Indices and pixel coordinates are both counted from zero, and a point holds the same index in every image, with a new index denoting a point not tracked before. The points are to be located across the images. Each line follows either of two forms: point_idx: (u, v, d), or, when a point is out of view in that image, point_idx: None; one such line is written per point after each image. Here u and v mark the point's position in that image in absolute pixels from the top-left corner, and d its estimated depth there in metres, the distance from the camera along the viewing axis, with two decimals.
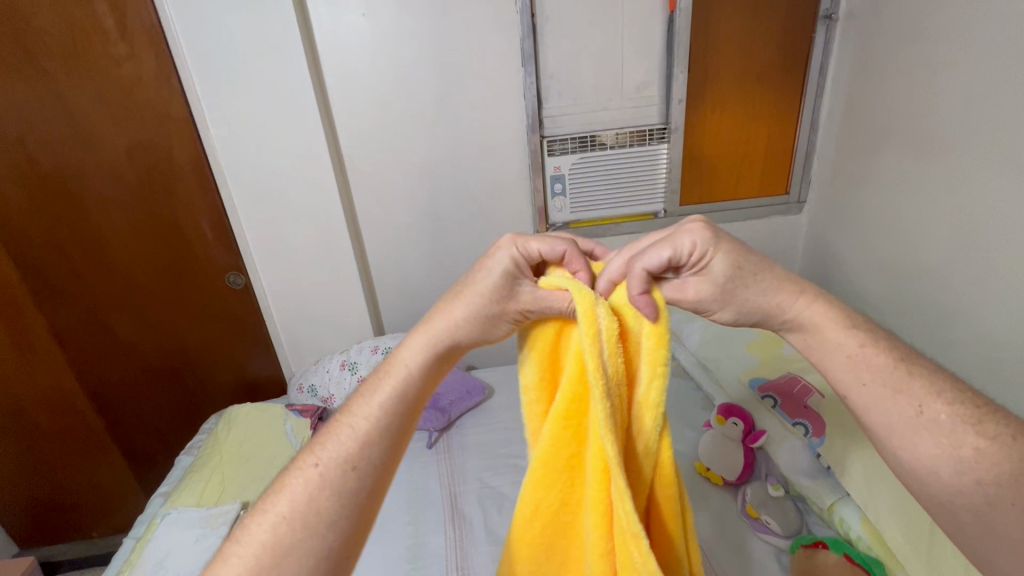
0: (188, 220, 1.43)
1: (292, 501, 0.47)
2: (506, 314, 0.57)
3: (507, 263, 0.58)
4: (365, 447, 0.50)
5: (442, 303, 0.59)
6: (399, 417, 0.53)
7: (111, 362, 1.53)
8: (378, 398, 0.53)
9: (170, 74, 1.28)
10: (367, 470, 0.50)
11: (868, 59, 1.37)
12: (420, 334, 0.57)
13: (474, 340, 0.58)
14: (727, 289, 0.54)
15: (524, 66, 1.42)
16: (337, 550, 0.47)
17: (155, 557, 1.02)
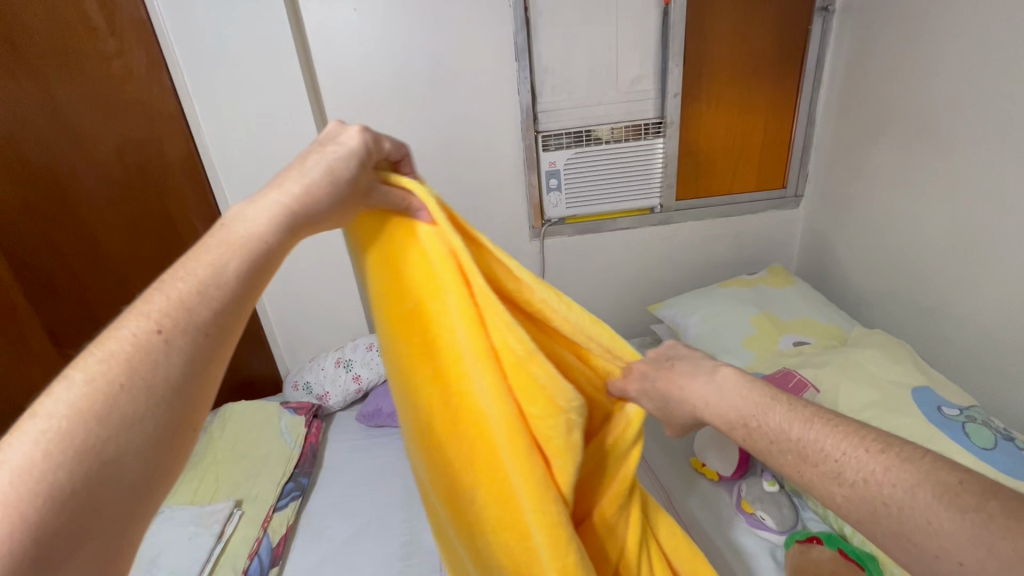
0: (180, 216, 1.47)
1: (115, 373, 0.36)
2: (358, 196, 0.56)
3: (357, 145, 0.57)
4: (215, 314, 0.41)
5: (286, 172, 0.52)
6: (259, 278, 0.46)
7: None
8: (222, 262, 0.43)
9: (162, 72, 1.34)
10: (217, 338, 0.41)
11: (866, 51, 1.35)
12: (263, 198, 0.49)
13: (330, 214, 0.53)
14: (667, 420, 0.66)
15: (518, 61, 1.40)
16: (177, 428, 0.37)
17: (149, 554, 1.01)
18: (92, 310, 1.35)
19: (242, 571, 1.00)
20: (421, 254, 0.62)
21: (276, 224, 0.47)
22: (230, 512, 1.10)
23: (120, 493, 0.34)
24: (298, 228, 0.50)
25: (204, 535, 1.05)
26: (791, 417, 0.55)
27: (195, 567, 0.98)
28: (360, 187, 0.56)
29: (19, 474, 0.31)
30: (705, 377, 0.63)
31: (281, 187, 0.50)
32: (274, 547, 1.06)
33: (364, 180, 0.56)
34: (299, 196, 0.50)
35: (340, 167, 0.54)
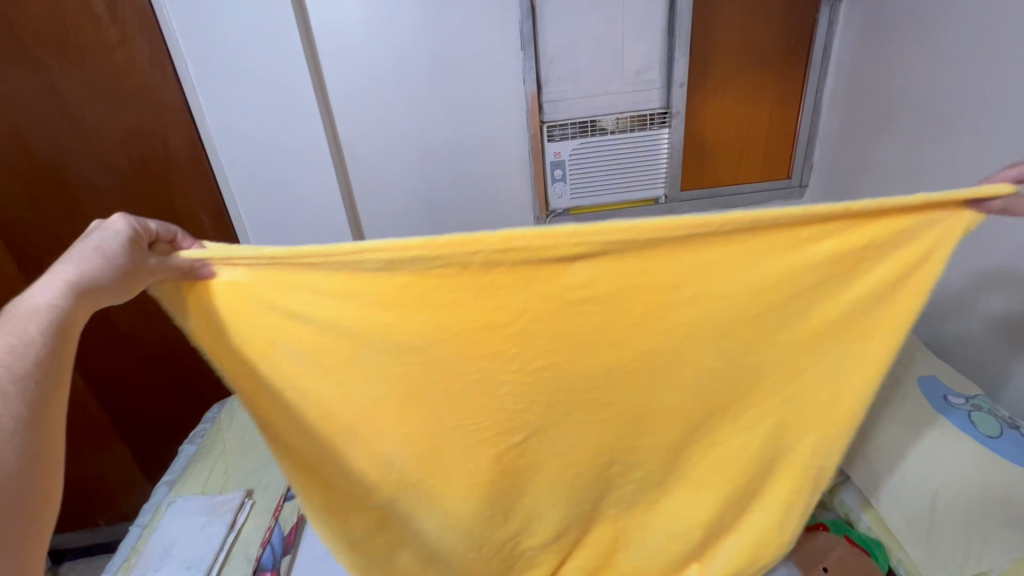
0: (184, 207, 1.43)
1: None
2: (137, 274, 0.59)
3: (124, 237, 0.59)
4: (36, 367, 0.47)
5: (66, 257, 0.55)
6: (69, 333, 0.52)
7: (113, 353, 1.53)
8: (26, 334, 0.48)
9: (164, 61, 1.27)
10: (45, 386, 0.47)
11: (873, 40, 1.34)
12: (49, 279, 0.53)
13: (116, 291, 0.57)
14: (1007, 203, 0.62)
15: (523, 50, 1.39)
16: (27, 463, 0.43)
17: (162, 544, 1.04)
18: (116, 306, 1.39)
19: (254, 560, 1.01)
20: (267, 298, 0.66)
21: (77, 302, 0.53)
22: (242, 501, 1.11)
23: None
24: (92, 301, 0.54)
25: (217, 524, 1.07)
26: None
27: (208, 557, 1.01)
28: (138, 267, 0.59)
29: None
30: None
31: (66, 272, 0.54)
32: (285, 536, 1.06)
33: (137, 255, 0.59)
34: (90, 278, 0.54)
35: (114, 250, 0.57)
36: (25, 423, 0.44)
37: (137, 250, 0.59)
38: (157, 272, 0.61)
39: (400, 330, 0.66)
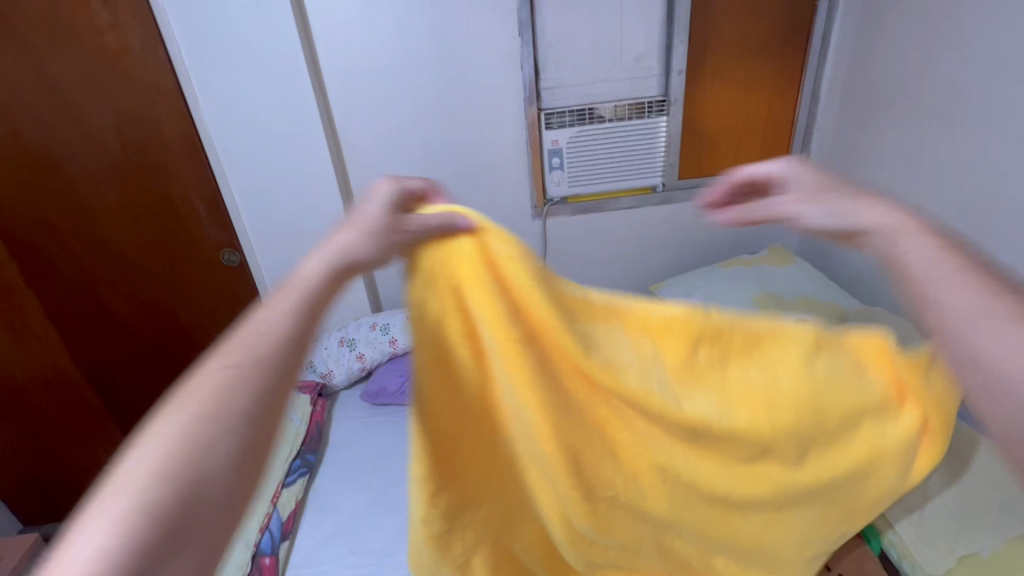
0: (178, 194, 1.41)
1: (198, 400, 0.34)
2: (392, 236, 0.50)
3: (389, 195, 0.52)
4: (285, 347, 0.39)
5: (330, 230, 0.49)
6: (322, 310, 0.44)
7: (110, 339, 1.54)
8: (282, 308, 0.41)
9: (156, 46, 1.25)
10: (289, 369, 0.39)
11: (873, 28, 1.33)
12: (314, 251, 0.46)
13: (373, 264, 0.48)
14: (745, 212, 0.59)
15: (521, 35, 1.38)
16: (257, 455, 0.35)
17: None
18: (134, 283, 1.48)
19: (253, 545, 1.03)
20: (461, 318, 0.54)
21: (336, 275, 0.45)
22: None
23: (208, 522, 0.31)
24: (348, 277, 0.47)
25: None
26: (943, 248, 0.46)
27: None
28: (394, 228, 0.50)
29: (114, 500, 0.29)
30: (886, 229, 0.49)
31: (331, 244, 0.47)
32: (284, 522, 1.08)
33: (391, 218, 0.50)
34: (348, 249, 0.47)
35: (368, 217, 0.50)
36: (267, 414, 0.36)
37: (389, 212, 0.51)
38: (413, 237, 0.51)
39: (598, 387, 0.54)
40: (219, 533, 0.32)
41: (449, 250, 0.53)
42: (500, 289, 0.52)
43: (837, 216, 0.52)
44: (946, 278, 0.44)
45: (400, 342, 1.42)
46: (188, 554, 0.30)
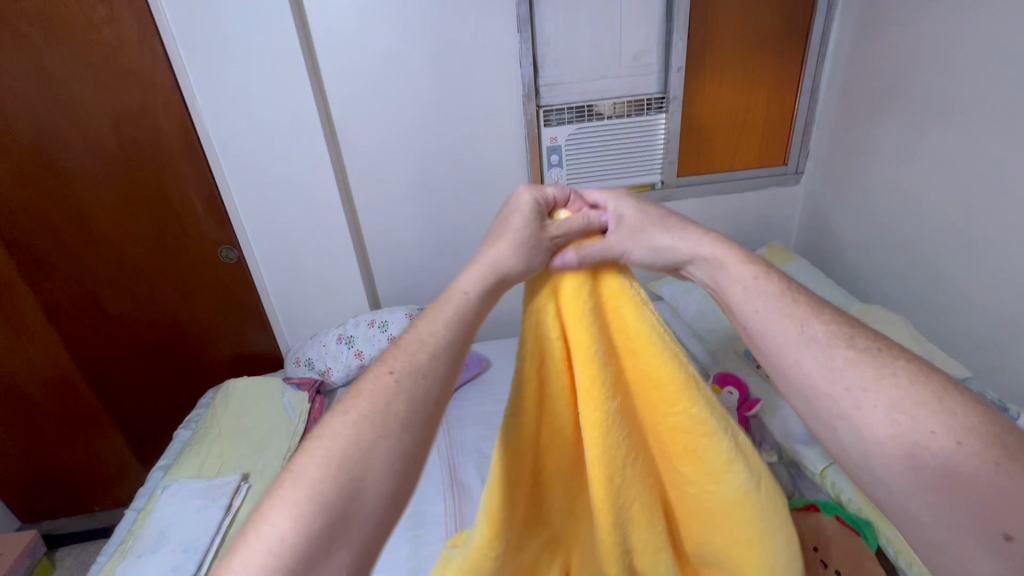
0: (177, 190, 1.40)
1: (371, 399, 0.48)
2: (542, 242, 0.63)
3: (530, 205, 0.67)
4: (434, 359, 0.53)
5: (489, 242, 0.64)
6: (469, 322, 0.58)
7: (106, 337, 1.52)
8: (438, 321, 0.56)
9: (153, 42, 1.24)
10: (435, 379, 0.52)
11: (872, 25, 1.33)
12: (473, 266, 0.62)
13: (521, 272, 0.62)
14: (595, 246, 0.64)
15: (520, 32, 1.37)
16: (411, 447, 0.48)
17: (159, 527, 1.04)
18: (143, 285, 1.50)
19: None
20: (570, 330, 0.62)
21: (486, 290, 0.61)
22: (238, 484, 1.11)
23: (366, 504, 0.44)
24: (496, 289, 0.62)
25: (213, 507, 1.07)
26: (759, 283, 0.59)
27: (204, 540, 1.01)
28: (541, 233, 0.64)
29: (322, 469, 0.44)
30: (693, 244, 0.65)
31: (484, 256, 0.62)
32: None
33: (539, 225, 0.64)
34: (502, 261, 0.62)
35: (519, 226, 0.64)
36: (413, 420, 0.49)
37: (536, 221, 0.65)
38: (558, 240, 0.64)
39: (667, 422, 0.62)
40: (377, 510, 0.45)
41: (557, 279, 0.63)
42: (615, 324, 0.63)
43: (666, 253, 0.66)
44: (776, 321, 0.56)
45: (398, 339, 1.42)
46: (341, 541, 0.42)
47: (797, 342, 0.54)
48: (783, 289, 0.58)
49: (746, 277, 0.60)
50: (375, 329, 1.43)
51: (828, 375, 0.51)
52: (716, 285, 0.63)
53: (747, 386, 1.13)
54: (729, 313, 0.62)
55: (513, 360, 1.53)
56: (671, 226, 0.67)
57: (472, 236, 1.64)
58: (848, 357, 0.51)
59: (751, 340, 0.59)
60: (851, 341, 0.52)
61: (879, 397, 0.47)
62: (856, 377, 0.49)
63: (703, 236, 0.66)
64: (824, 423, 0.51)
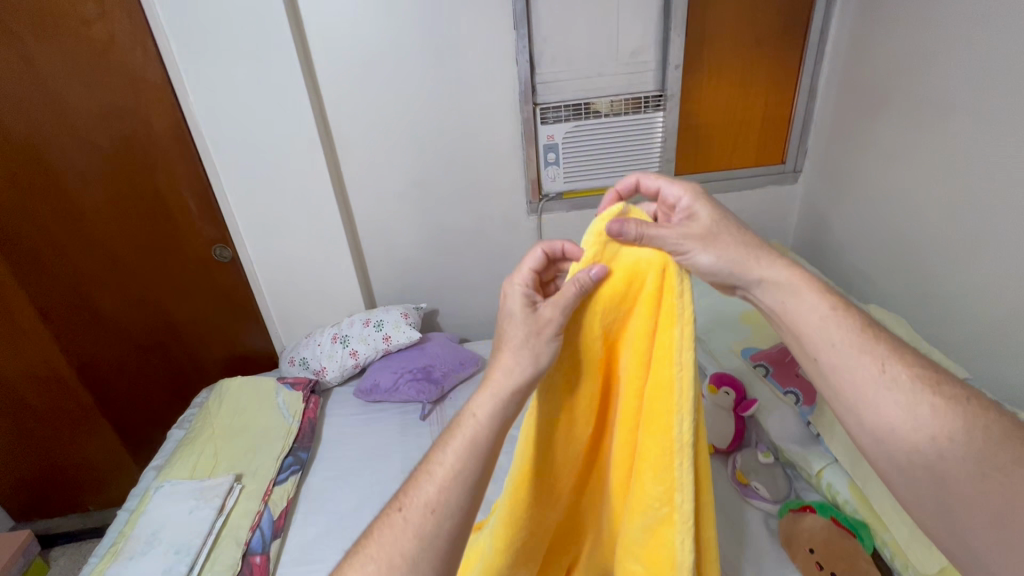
0: (169, 188, 1.39)
1: (381, 544, 0.54)
2: (546, 331, 0.61)
3: (520, 298, 0.65)
4: (442, 495, 0.56)
5: (498, 350, 0.63)
6: (481, 446, 0.59)
7: (98, 337, 1.50)
8: (446, 459, 0.58)
9: (145, 38, 1.23)
10: (443, 514, 0.55)
11: (870, 23, 1.32)
12: (484, 387, 0.61)
13: (534, 373, 0.61)
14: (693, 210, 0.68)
15: (516, 29, 1.36)
16: None
17: (150, 528, 1.04)
18: (139, 285, 1.49)
19: (243, 544, 1.02)
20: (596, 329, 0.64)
21: (498, 411, 0.60)
22: (231, 486, 1.10)
23: None
24: (515, 399, 0.61)
25: (205, 509, 1.06)
26: (836, 317, 0.60)
27: (196, 541, 1.00)
28: (541, 329, 0.61)
29: None
30: (770, 264, 0.64)
31: (501, 369, 0.61)
32: (275, 520, 1.07)
33: (539, 320, 0.62)
34: (512, 374, 0.60)
35: (515, 333, 0.62)
36: (420, 561, 0.53)
37: (535, 316, 0.62)
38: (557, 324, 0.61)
39: (667, 450, 0.60)
40: None
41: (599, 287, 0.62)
42: (652, 332, 0.61)
43: (733, 267, 0.65)
44: (854, 357, 0.57)
45: (393, 339, 1.41)
46: None
47: (878, 383, 0.55)
48: (861, 327, 0.59)
49: (820, 310, 0.61)
50: (371, 328, 1.42)
51: (913, 422, 0.53)
52: (783, 313, 0.63)
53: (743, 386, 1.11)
54: (797, 343, 0.63)
55: None
56: (742, 243, 0.66)
57: (468, 235, 1.63)
58: (935, 405, 0.52)
59: (823, 376, 0.60)
60: (936, 386, 0.53)
61: (968, 448, 0.50)
62: (947, 426, 0.51)
63: (775, 262, 0.65)
64: (908, 468, 0.53)
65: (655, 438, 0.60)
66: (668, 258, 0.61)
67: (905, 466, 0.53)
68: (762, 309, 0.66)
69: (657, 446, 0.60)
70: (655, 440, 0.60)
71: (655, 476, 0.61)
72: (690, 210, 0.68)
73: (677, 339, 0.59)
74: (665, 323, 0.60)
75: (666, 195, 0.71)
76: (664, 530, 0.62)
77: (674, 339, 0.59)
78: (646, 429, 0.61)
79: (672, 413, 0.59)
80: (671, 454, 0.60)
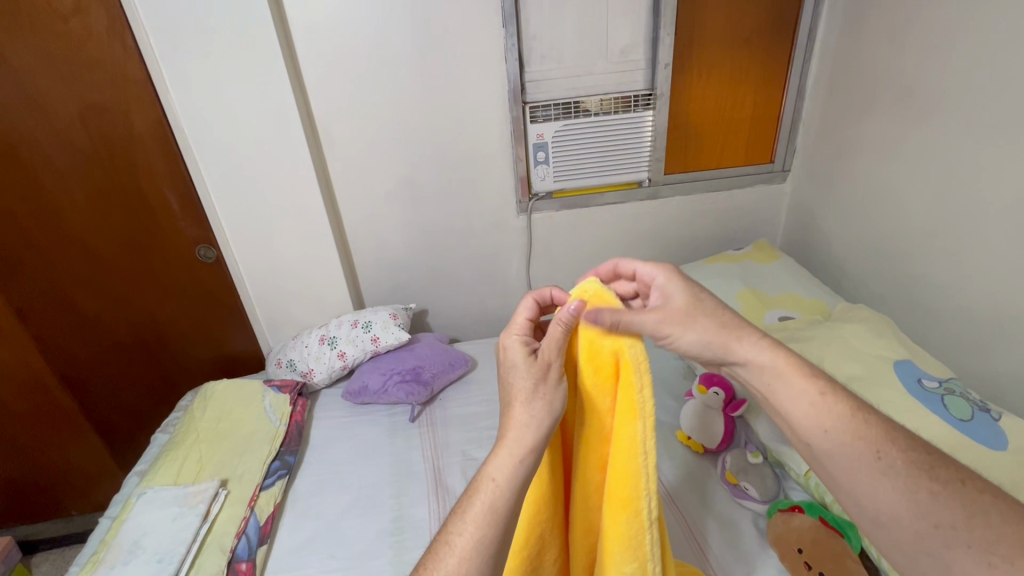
0: (151, 187, 1.36)
1: None
2: (551, 374, 0.64)
3: (519, 347, 0.66)
4: (465, 564, 0.55)
5: (508, 405, 0.62)
6: (500, 509, 0.58)
7: (79, 339, 1.47)
8: (470, 527, 0.57)
9: (124, 32, 1.20)
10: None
11: (857, 24, 1.33)
12: (501, 445, 0.60)
13: (547, 423, 0.61)
14: (666, 286, 0.70)
15: (505, 27, 1.35)
16: None
17: (133, 536, 1.02)
18: (121, 286, 1.45)
19: (229, 551, 1.00)
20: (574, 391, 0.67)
21: (516, 472, 0.59)
22: (215, 492, 1.09)
23: None
24: (533, 457, 0.60)
25: (189, 515, 1.04)
26: (822, 400, 0.61)
27: (180, 549, 0.98)
28: (546, 374, 0.63)
29: None
30: (753, 348, 0.65)
31: (516, 425, 0.60)
32: (262, 526, 1.06)
33: (544, 367, 0.63)
34: (528, 425, 0.60)
35: (523, 384, 0.62)
36: None
37: (541, 362, 0.64)
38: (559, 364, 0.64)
39: (632, 532, 0.61)
40: None
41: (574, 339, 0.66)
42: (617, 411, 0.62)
43: (713, 346, 0.67)
44: (847, 445, 0.58)
45: (382, 340, 1.39)
46: None
47: (874, 470, 0.56)
48: (851, 409, 0.60)
49: (809, 395, 0.61)
50: (359, 329, 1.40)
51: (915, 512, 0.54)
52: (769, 393, 0.64)
53: (732, 386, 1.12)
54: (789, 427, 0.63)
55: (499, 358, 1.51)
56: (719, 321, 0.67)
57: (458, 233, 1.61)
58: (933, 491, 0.54)
59: (819, 461, 0.61)
60: (930, 470, 0.55)
61: (971, 538, 0.51)
62: (945, 514, 0.53)
63: (756, 340, 0.66)
64: (911, 555, 0.54)
65: (621, 520, 0.60)
66: (638, 342, 0.62)
67: (907, 551, 0.55)
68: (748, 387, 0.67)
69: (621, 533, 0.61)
70: (622, 521, 0.61)
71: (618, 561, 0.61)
72: (663, 288, 0.71)
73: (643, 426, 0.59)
74: (630, 409, 0.60)
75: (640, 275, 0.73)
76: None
77: (636, 432, 0.59)
78: (609, 510, 0.61)
79: (635, 498, 0.60)
80: (634, 538, 0.61)
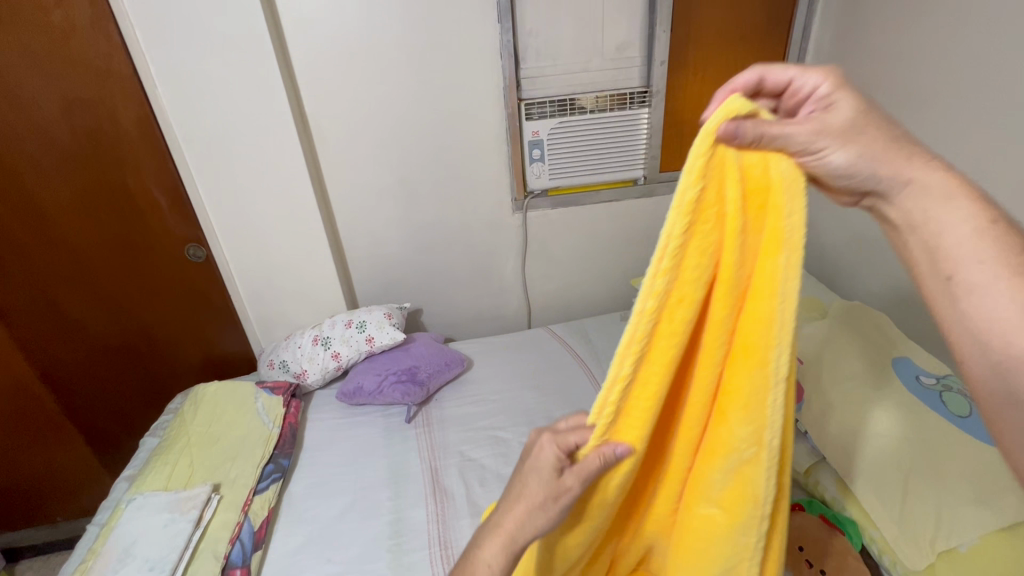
0: (137, 185, 1.33)
1: None
2: (563, 498, 0.54)
3: (548, 456, 0.55)
4: None
5: (512, 501, 0.56)
6: None
7: (63, 342, 1.43)
8: None
9: (108, 26, 1.17)
10: None
11: (852, 23, 1.34)
12: (494, 535, 0.56)
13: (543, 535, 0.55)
14: (831, 92, 0.53)
15: (500, 23, 1.34)
16: None
17: (123, 543, 0.99)
18: (106, 286, 1.42)
19: (222, 558, 0.98)
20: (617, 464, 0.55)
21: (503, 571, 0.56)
22: (207, 497, 1.06)
23: None
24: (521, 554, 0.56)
25: (181, 521, 1.02)
26: (986, 229, 0.47)
27: (172, 556, 0.96)
28: (559, 497, 0.54)
29: None
30: (924, 162, 0.50)
31: (511, 521, 0.56)
32: (257, 531, 1.04)
33: (561, 493, 0.54)
34: (523, 530, 0.55)
35: (533, 495, 0.54)
36: None
37: (560, 487, 0.53)
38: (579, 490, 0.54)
39: (760, 389, 0.51)
40: None
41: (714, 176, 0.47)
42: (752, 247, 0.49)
43: (874, 167, 0.50)
44: (1004, 279, 0.46)
45: (377, 340, 1.37)
46: None
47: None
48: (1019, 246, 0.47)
49: (974, 220, 0.48)
50: (353, 329, 1.38)
51: None
52: (920, 218, 0.50)
53: None
54: (925, 253, 0.50)
55: (495, 358, 1.50)
56: (890, 138, 0.51)
57: (452, 232, 1.60)
58: None
59: (949, 295, 0.49)
60: None
61: None
62: None
63: (928, 160, 0.50)
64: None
65: (748, 372, 0.51)
66: (787, 157, 0.47)
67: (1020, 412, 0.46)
68: (890, 224, 0.52)
69: (750, 387, 0.51)
70: (743, 374, 0.52)
71: (741, 417, 0.53)
72: (829, 99, 0.53)
73: (787, 259, 0.47)
74: (773, 244, 0.47)
75: (800, 84, 0.56)
76: (747, 473, 0.54)
77: (778, 269, 0.47)
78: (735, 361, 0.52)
79: (767, 351, 0.50)
80: (761, 394, 0.51)
